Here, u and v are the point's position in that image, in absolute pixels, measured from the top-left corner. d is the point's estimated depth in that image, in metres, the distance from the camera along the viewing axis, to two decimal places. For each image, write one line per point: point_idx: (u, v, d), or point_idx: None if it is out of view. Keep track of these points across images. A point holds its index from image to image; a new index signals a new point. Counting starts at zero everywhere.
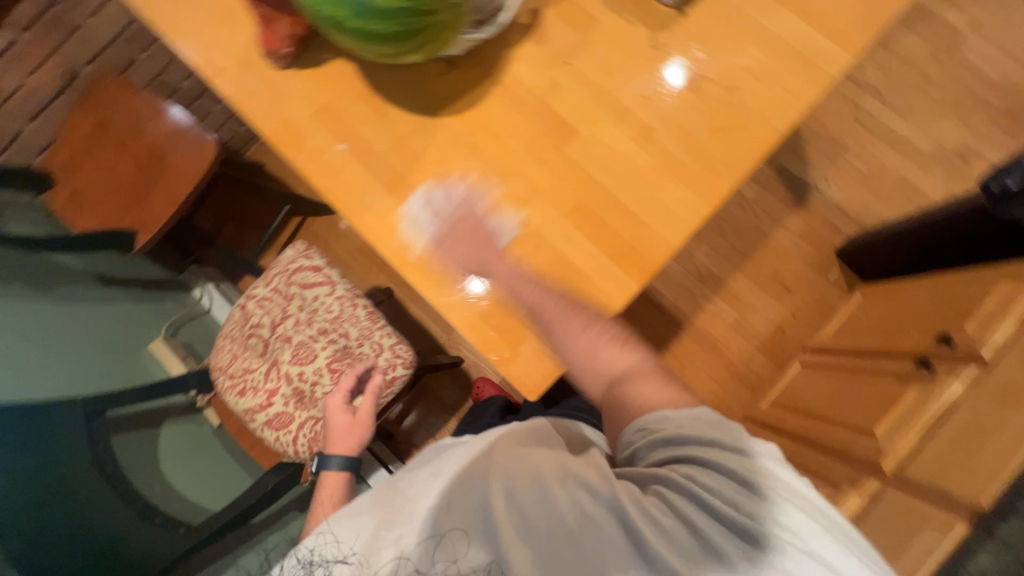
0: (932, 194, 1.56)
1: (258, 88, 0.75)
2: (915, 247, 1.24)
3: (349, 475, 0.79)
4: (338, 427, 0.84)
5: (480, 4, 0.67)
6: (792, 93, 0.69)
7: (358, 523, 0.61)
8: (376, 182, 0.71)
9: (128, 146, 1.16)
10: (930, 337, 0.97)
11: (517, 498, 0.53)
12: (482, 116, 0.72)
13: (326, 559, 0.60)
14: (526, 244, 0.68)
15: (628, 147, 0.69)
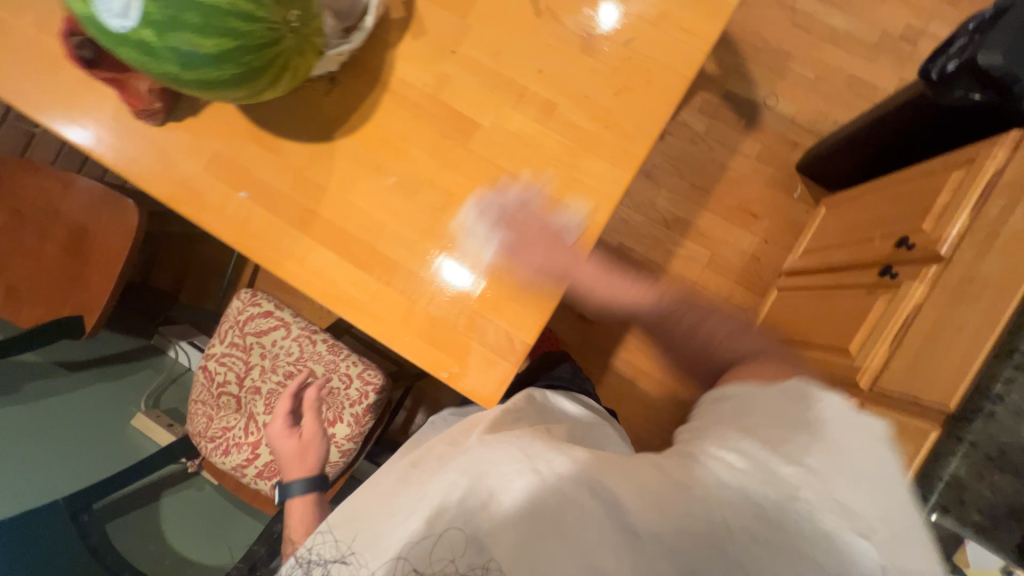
0: (883, 86, 1.51)
1: (139, 150, 0.70)
2: (868, 149, 1.20)
3: (316, 495, 0.81)
4: (287, 454, 0.85)
5: (343, 11, 0.62)
6: (692, 34, 0.64)
7: (356, 518, 0.54)
8: (286, 224, 0.68)
9: (50, 229, 1.11)
10: (889, 242, 0.96)
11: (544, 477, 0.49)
12: (377, 129, 0.67)
13: (317, 560, 0.52)
14: (452, 254, 0.66)
15: (535, 128, 0.65)
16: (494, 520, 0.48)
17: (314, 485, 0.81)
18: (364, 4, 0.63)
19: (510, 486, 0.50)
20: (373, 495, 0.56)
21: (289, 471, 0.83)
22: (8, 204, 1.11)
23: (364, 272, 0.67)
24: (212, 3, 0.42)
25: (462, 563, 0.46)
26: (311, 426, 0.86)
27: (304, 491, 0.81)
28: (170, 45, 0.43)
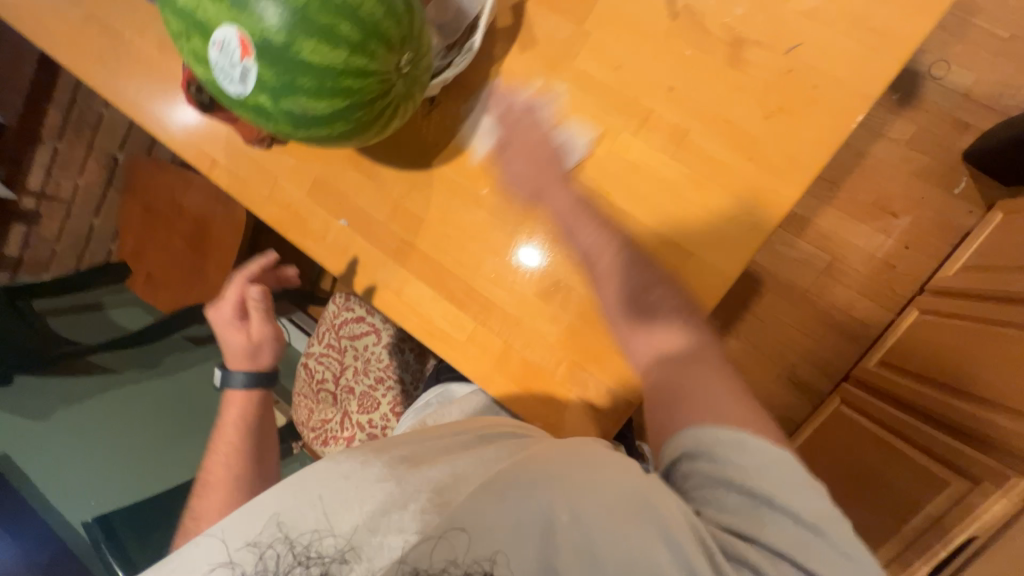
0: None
1: (250, 174, 0.72)
2: None
3: (257, 394, 0.73)
4: (231, 343, 0.73)
5: (444, 25, 0.57)
6: (883, 35, 0.49)
7: (347, 503, 0.50)
8: (384, 255, 0.67)
9: (176, 223, 1.22)
10: None
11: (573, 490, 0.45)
12: (478, 155, 0.62)
13: (316, 557, 0.48)
14: (554, 299, 0.60)
15: (540, 139, 0.59)
16: (494, 527, 0.46)
17: (260, 379, 0.74)
18: (470, 16, 0.56)
19: (514, 493, 0.46)
20: (363, 483, 0.51)
21: (232, 357, 0.74)
22: (145, 200, 1.24)
23: (460, 310, 0.64)
24: (325, 62, 0.38)
25: (463, 563, 0.45)
26: (263, 310, 0.75)
27: (246, 383, 0.73)
28: (285, 107, 0.40)
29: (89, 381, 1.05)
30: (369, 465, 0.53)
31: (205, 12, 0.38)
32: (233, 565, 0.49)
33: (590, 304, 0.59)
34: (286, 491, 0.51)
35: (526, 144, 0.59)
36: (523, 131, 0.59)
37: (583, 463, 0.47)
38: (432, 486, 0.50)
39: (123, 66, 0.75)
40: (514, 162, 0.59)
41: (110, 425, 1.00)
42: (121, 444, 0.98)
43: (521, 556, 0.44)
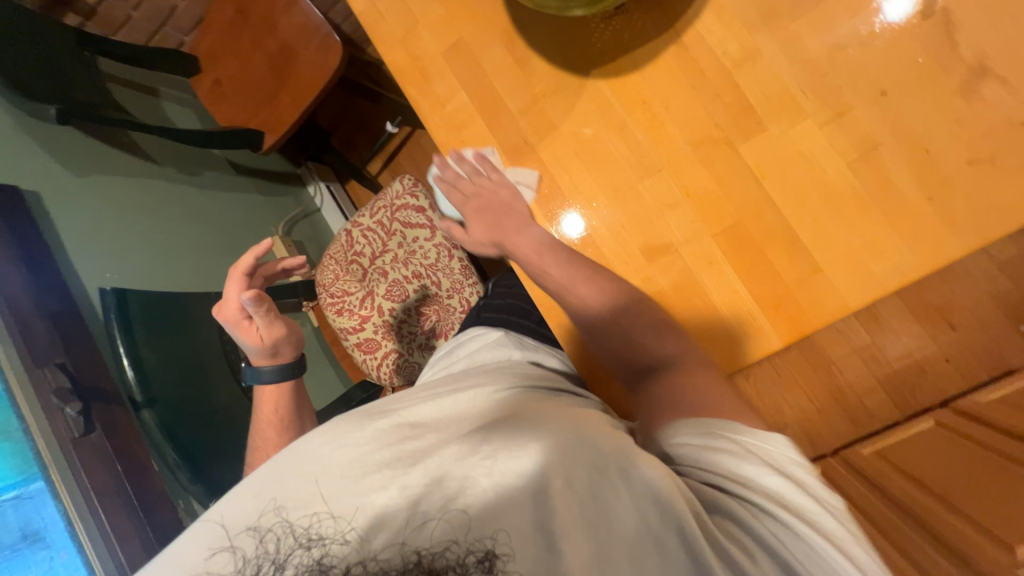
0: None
1: (389, 8, 0.66)
2: None
3: (288, 385, 0.66)
4: (255, 341, 0.65)
5: None
6: None
7: (331, 469, 0.44)
8: (500, 149, 0.62)
9: (263, 39, 1.14)
10: None
11: (517, 458, 0.41)
12: (642, 84, 0.57)
13: (315, 537, 0.40)
14: (657, 258, 0.57)
15: (507, 203, 0.61)
16: (488, 500, 0.40)
17: (288, 372, 0.67)
18: None
19: (497, 457, 0.41)
20: (345, 449, 0.45)
21: (253, 354, 0.66)
22: (241, 2, 1.15)
23: (555, 234, 0.61)
24: None
25: (465, 541, 0.38)
26: (269, 310, 0.66)
27: (277, 378, 0.66)
28: None
29: (136, 160, 1.00)
30: (344, 421, 0.48)
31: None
32: (231, 551, 0.41)
33: (694, 278, 0.56)
34: (265, 467, 0.46)
35: (482, 203, 0.62)
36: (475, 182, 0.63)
37: (554, 427, 0.43)
38: (420, 436, 0.46)
39: None
40: (472, 221, 0.63)
41: (143, 209, 0.98)
42: (149, 232, 0.98)
43: (523, 538, 0.38)
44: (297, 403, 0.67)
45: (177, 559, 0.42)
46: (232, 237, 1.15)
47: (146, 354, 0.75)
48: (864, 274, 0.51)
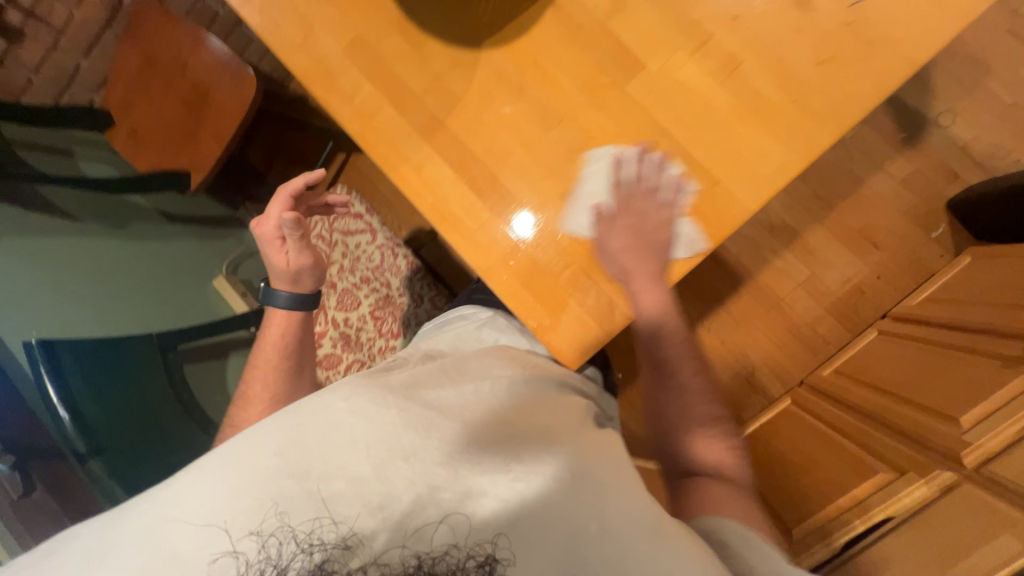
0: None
1: (285, 19, 0.68)
2: None
3: (299, 316, 0.70)
4: (274, 260, 0.69)
5: None
6: (944, 8, 0.51)
7: (349, 465, 0.42)
8: (411, 129, 0.65)
9: (174, 83, 1.13)
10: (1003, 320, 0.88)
11: (550, 469, 0.42)
12: (531, 47, 0.61)
13: (317, 543, 0.39)
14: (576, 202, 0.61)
15: (650, 227, 0.59)
16: (517, 516, 0.40)
17: (303, 302, 0.70)
18: None
19: (528, 464, 0.42)
20: (370, 427, 0.44)
21: (275, 276, 0.69)
22: (144, 49, 1.15)
23: (479, 198, 0.63)
24: None
25: (466, 547, 0.39)
26: (301, 236, 0.68)
27: (295, 304, 0.70)
28: None
29: (50, 219, 0.96)
30: (367, 398, 0.46)
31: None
32: (234, 554, 0.39)
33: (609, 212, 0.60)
34: (277, 440, 0.44)
35: (637, 233, 0.59)
36: (623, 214, 0.60)
37: (576, 448, 0.44)
38: (445, 428, 0.44)
39: None
40: (619, 250, 0.59)
41: (73, 273, 0.94)
42: (79, 286, 0.94)
43: (540, 541, 0.39)
44: (303, 336, 0.70)
45: (165, 552, 0.40)
46: (172, 283, 1.11)
47: (87, 405, 0.71)
48: (757, 177, 0.56)
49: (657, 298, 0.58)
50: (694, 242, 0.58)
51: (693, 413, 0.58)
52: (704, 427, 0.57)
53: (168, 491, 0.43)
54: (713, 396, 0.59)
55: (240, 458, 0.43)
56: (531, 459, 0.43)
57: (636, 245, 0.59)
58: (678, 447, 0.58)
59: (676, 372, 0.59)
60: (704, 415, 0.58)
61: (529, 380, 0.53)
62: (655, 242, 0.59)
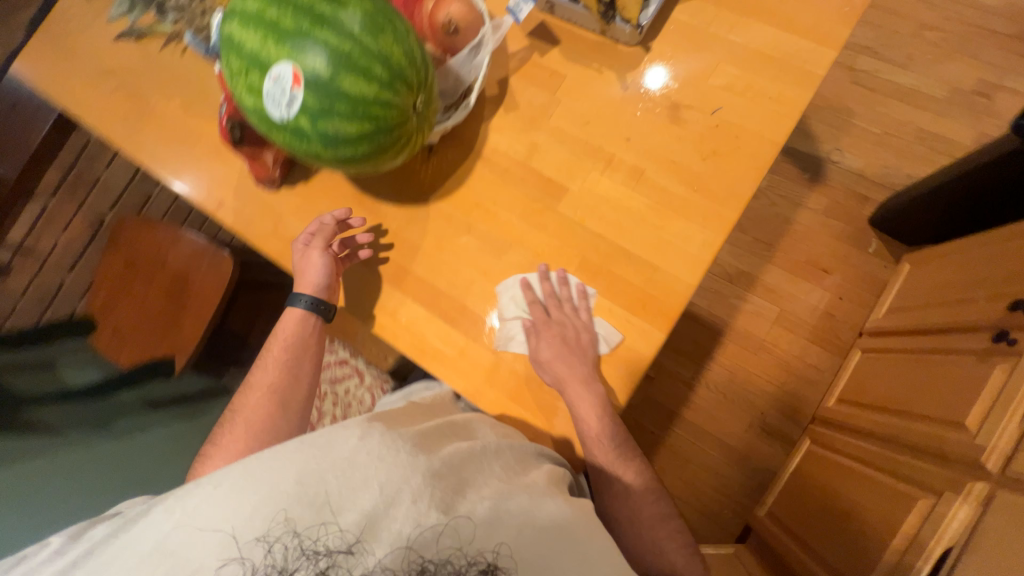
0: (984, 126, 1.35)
1: (257, 214, 0.78)
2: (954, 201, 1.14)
3: (312, 321, 0.72)
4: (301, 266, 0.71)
5: (445, 91, 0.68)
6: (784, 101, 0.65)
7: (358, 497, 0.46)
8: (381, 280, 0.72)
9: (155, 278, 1.21)
10: (965, 321, 0.96)
11: (547, 521, 0.48)
12: (471, 193, 0.72)
13: (322, 550, 0.43)
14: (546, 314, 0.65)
15: (574, 332, 0.64)
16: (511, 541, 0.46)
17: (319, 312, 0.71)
18: (466, 86, 0.68)
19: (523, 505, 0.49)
20: (389, 467, 0.48)
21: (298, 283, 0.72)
22: (124, 254, 1.24)
23: (454, 329, 0.69)
24: (360, 95, 0.47)
25: (468, 551, 0.44)
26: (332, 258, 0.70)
27: (310, 310, 0.71)
28: (320, 129, 0.48)
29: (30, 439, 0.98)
30: (384, 440, 0.51)
31: (246, 38, 0.46)
32: (240, 560, 0.43)
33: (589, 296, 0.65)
34: (296, 467, 0.47)
35: (562, 334, 0.64)
36: (555, 314, 0.65)
37: (562, 507, 0.51)
38: (454, 477, 0.49)
39: (151, 129, 0.85)
40: (545, 341, 0.64)
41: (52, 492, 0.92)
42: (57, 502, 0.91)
43: (527, 556, 0.45)
44: (310, 339, 0.72)
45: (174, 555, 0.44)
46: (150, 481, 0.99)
47: None
48: (688, 256, 0.64)
49: (602, 398, 0.62)
50: (610, 336, 0.64)
51: (646, 516, 0.64)
52: (659, 525, 0.64)
53: (185, 497, 0.47)
54: (657, 489, 0.66)
55: (260, 471, 0.47)
56: (525, 505, 0.49)
57: (564, 352, 0.63)
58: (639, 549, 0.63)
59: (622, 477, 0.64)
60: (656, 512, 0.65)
61: (513, 448, 0.57)
62: (580, 346, 0.64)
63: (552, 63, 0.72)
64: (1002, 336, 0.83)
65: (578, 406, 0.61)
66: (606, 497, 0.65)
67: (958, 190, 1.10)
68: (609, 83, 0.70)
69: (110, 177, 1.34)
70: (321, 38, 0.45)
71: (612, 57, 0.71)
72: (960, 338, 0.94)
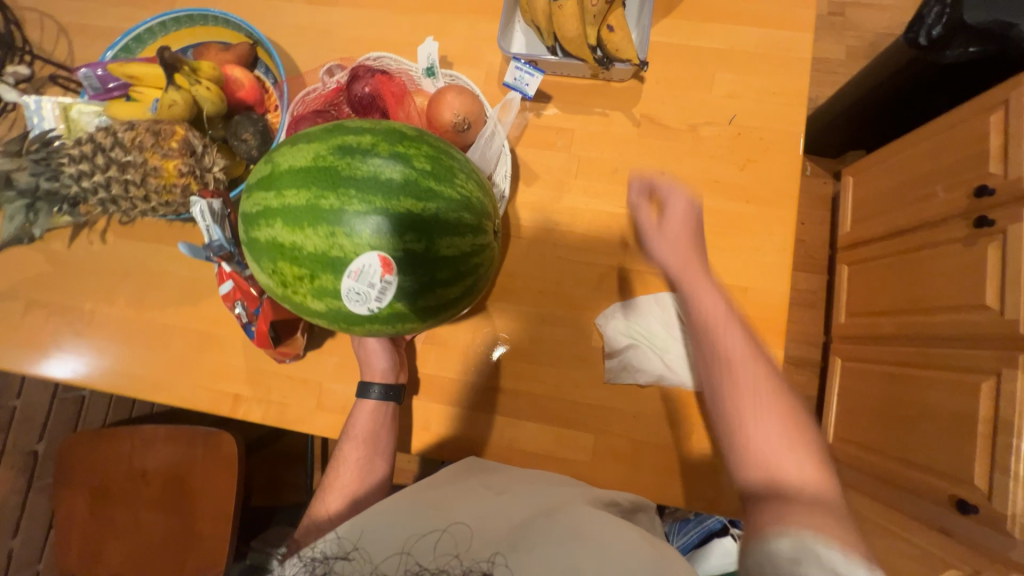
0: (873, 27, 1.44)
1: (290, 393, 0.65)
2: (859, 120, 1.25)
3: (391, 410, 0.60)
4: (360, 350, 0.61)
5: None
6: (788, 92, 0.67)
7: (371, 522, 0.46)
8: (473, 411, 0.64)
9: (139, 494, 0.99)
10: (931, 211, 1.04)
11: (571, 532, 0.43)
12: (528, 281, 0.65)
13: (318, 559, 0.45)
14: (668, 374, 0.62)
15: (679, 228, 0.58)
16: (526, 551, 0.42)
17: (398, 398, 0.61)
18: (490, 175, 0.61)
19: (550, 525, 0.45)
20: (405, 503, 0.49)
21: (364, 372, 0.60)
22: (88, 484, 1.00)
23: (575, 429, 0.62)
24: (453, 251, 0.39)
25: (466, 560, 0.42)
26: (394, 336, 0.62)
27: (382, 400, 0.59)
28: (421, 304, 0.39)
29: None
30: (411, 487, 0.52)
31: (304, 239, 0.36)
32: None
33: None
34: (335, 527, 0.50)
35: (677, 232, 0.58)
36: (669, 219, 0.58)
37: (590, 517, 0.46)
38: (482, 502, 0.49)
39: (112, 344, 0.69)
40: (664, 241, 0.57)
41: None
42: None
43: (527, 561, 0.41)
44: (390, 434, 0.60)
45: None
46: None
47: None
48: (771, 267, 0.64)
49: (724, 304, 0.51)
50: None
51: (758, 419, 0.44)
52: (781, 451, 0.43)
53: None
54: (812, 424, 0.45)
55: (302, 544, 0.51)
56: (551, 521, 0.45)
57: (690, 253, 0.56)
58: (733, 448, 0.45)
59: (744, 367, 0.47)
60: (782, 431, 0.43)
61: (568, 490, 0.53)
62: (686, 239, 0.57)
63: (554, 121, 0.68)
64: (984, 219, 0.91)
65: (695, 304, 0.52)
66: (731, 409, 0.46)
67: (863, 111, 1.21)
68: (619, 124, 0.68)
69: (27, 402, 1.08)
70: (394, 206, 0.36)
71: (611, 97, 0.68)
72: (935, 229, 1.03)
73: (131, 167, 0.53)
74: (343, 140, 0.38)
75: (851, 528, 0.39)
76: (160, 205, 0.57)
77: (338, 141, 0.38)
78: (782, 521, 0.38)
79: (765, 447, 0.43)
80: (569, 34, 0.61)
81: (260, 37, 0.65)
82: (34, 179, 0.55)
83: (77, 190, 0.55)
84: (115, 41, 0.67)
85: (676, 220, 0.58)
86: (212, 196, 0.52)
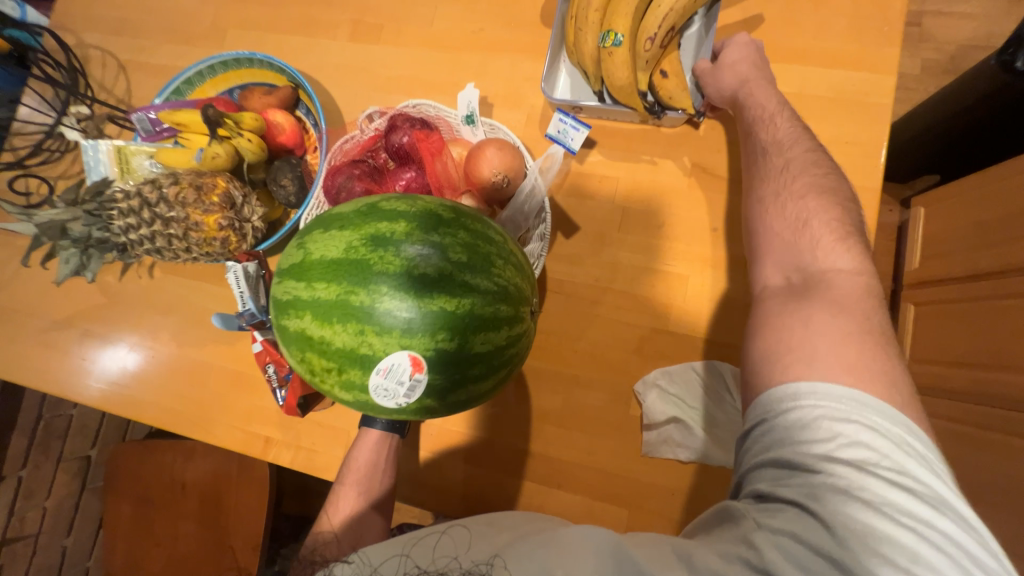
0: (956, 40, 1.28)
1: (319, 439, 0.65)
2: (927, 150, 1.13)
3: (395, 439, 0.57)
4: None
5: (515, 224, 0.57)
6: (864, 142, 0.60)
7: None
8: (501, 473, 0.61)
9: (177, 505, 1.03)
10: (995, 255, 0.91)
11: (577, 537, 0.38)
12: (564, 339, 0.62)
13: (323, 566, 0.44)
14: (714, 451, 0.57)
15: (747, 58, 0.58)
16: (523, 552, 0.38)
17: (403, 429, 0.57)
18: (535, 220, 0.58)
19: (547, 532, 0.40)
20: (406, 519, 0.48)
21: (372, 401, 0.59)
22: (132, 492, 1.05)
23: (609, 502, 0.58)
24: (479, 338, 0.36)
25: (466, 561, 0.39)
26: None
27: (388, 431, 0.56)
28: (454, 397, 0.37)
29: None
30: None
31: (334, 335, 0.35)
32: None
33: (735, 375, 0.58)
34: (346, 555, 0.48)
35: (739, 62, 0.58)
36: (728, 51, 0.59)
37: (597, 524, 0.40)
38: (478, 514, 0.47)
39: (155, 377, 0.71)
40: (720, 73, 0.59)
41: None
42: None
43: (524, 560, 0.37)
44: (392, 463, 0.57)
45: None
46: None
47: None
48: None
49: (783, 111, 0.56)
50: None
51: (790, 205, 0.49)
52: (789, 235, 0.48)
53: None
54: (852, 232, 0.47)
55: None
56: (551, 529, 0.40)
57: (756, 75, 0.57)
58: (759, 244, 0.51)
59: (787, 154, 0.52)
60: (785, 226, 0.49)
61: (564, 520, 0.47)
62: (752, 65, 0.58)
63: (598, 168, 0.64)
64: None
65: (744, 114, 0.57)
66: (762, 207, 0.51)
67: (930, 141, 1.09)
68: (669, 173, 0.63)
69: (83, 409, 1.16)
70: (424, 293, 0.34)
71: (660, 144, 0.64)
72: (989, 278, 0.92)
73: (174, 222, 0.54)
74: (378, 228, 0.36)
75: (859, 314, 0.42)
76: (201, 254, 0.57)
77: (372, 229, 0.36)
78: (808, 364, 0.39)
79: (777, 239, 0.49)
80: (619, 81, 0.56)
81: (302, 81, 0.63)
82: (90, 231, 0.59)
83: (126, 240, 0.57)
84: (167, 85, 0.69)
85: (739, 55, 0.58)
86: (246, 259, 0.57)
